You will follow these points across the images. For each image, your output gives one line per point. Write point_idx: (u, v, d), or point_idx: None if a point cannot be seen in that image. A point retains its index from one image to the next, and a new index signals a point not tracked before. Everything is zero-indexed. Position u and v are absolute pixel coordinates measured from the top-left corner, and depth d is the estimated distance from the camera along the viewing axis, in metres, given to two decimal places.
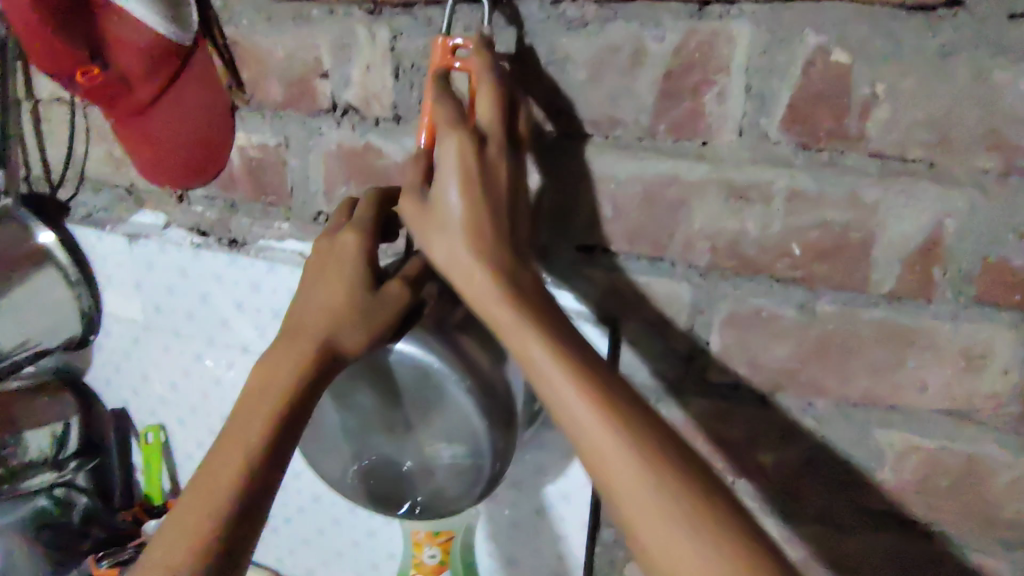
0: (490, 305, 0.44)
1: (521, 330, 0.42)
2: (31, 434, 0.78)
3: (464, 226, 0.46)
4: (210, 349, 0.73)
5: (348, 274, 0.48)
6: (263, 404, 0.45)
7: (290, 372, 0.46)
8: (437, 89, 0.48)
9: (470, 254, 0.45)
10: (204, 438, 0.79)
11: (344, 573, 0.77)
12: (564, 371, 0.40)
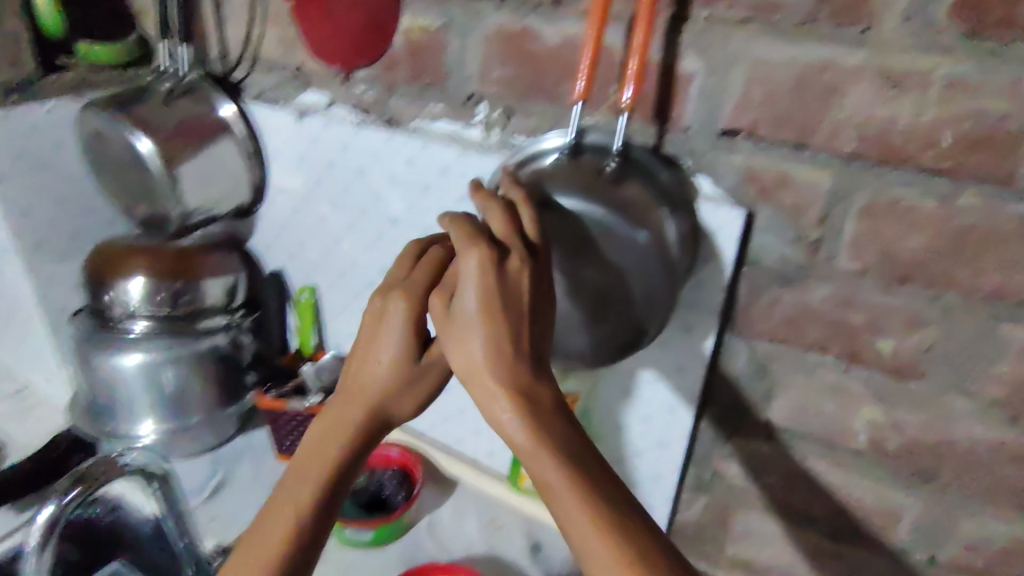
0: (512, 422, 0.45)
1: (545, 455, 0.43)
2: (212, 284, 0.87)
3: (486, 339, 0.46)
4: (364, 220, 0.81)
5: (392, 352, 0.50)
6: (307, 482, 0.48)
7: (338, 441, 0.49)
8: (450, 217, 0.49)
9: (489, 364, 0.45)
10: (351, 301, 0.88)
11: (464, 429, 0.87)
12: (579, 500, 0.41)
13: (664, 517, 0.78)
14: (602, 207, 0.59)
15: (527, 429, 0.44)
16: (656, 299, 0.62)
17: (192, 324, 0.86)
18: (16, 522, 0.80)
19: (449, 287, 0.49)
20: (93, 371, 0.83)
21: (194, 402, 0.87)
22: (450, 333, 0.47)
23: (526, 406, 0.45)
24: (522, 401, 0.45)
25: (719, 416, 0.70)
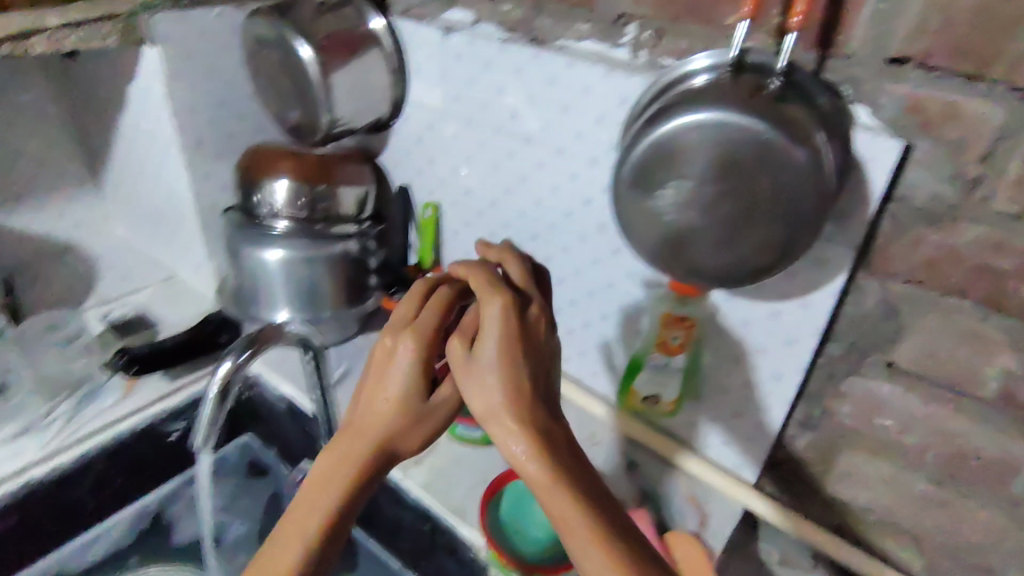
0: (524, 460, 0.46)
1: (556, 491, 0.44)
2: (346, 192, 0.92)
3: (502, 377, 0.48)
4: (497, 138, 0.83)
5: (398, 387, 0.50)
6: (312, 515, 0.46)
7: (339, 483, 0.47)
8: (470, 270, 0.54)
9: (504, 402, 0.48)
10: (472, 220, 0.92)
11: (569, 350, 0.90)
12: (588, 526, 0.42)
13: (763, 450, 0.79)
14: (755, 122, 0.52)
15: (540, 464, 0.45)
16: (811, 224, 0.55)
17: (325, 228, 0.91)
18: (170, 388, 0.87)
19: (464, 332, 0.52)
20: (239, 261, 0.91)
21: (320, 301, 0.93)
22: (466, 371, 0.50)
23: (541, 442, 0.46)
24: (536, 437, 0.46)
25: (838, 355, 0.71)
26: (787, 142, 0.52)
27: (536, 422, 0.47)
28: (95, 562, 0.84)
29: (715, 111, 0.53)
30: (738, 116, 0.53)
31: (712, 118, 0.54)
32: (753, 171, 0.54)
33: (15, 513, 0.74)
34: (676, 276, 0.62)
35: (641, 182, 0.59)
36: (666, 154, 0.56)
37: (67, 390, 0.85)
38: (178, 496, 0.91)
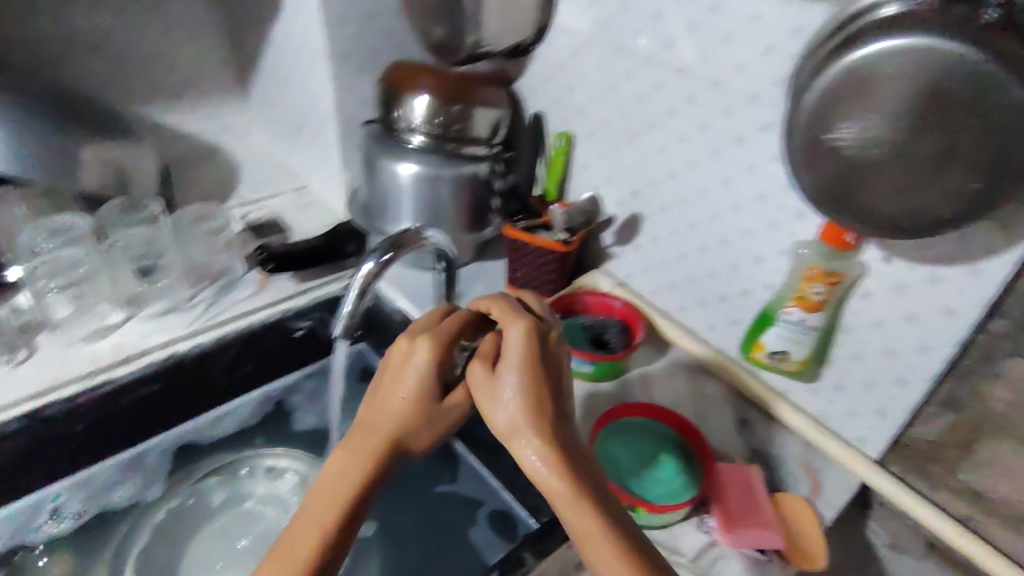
0: (542, 472, 0.50)
1: (573, 503, 0.49)
2: (482, 113, 0.90)
3: (522, 397, 0.52)
4: (646, 69, 0.79)
5: (416, 391, 0.53)
6: (337, 497, 0.50)
7: (363, 469, 0.51)
8: (493, 297, 0.58)
9: (524, 420, 0.51)
10: (605, 153, 0.90)
11: (689, 298, 0.87)
12: (603, 535, 0.48)
13: (893, 426, 0.74)
14: (954, 49, 0.47)
15: (553, 470, 0.50)
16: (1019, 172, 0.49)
17: (456, 150, 0.92)
18: (299, 289, 0.93)
19: (487, 347, 0.56)
20: (373, 174, 0.94)
21: (445, 220, 0.94)
22: (483, 384, 0.53)
23: (557, 458, 0.50)
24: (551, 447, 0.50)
25: (1003, 334, 0.63)
26: (993, 70, 0.47)
27: (553, 434, 0.51)
28: (222, 437, 0.86)
29: (908, 39, 0.49)
30: (936, 43, 0.48)
31: (902, 48, 0.49)
32: (943, 109, 0.49)
33: (162, 382, 0.82)
34: (849, 225, 0.58)
35: (820, 121, 0.55)
36: (843, 93, 0.53)
37: (211, 279, 0.92)
38: (299, 389, 0.92)
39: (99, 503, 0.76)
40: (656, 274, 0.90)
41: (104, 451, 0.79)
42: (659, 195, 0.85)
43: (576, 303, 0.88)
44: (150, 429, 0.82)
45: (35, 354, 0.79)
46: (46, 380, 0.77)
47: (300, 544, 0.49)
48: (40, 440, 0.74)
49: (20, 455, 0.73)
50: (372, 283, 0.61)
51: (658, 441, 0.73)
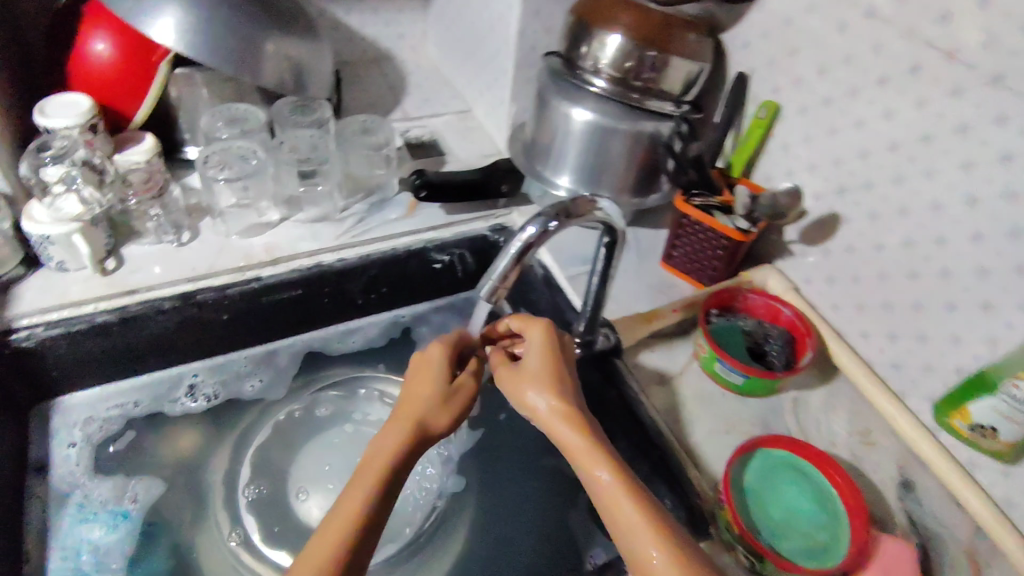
0: (563, 433, 0.54)
1: (590, 453, 0.53)
2: (677, 64, 0.79)
3: (544, 371, 0.58)
4: (902, 43, 0.64)
5: (441, 384, 0.59)
6: (371, 482, 0.51)
7: (394, 451, 0.53)
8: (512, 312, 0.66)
9: (546, 385, 0.57)
10: (815, 135, 0.76)
11: (876, 327, 0.74)
12: (618, 476, 0.51)
13: None
14: None
15: (569, 431, 0.54)
16: None
17: (641, 102, 0.80)
18: (445, 222, 0.91)
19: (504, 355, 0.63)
20: (545, 113, 0.86)
21: (607, 178, 0.86)
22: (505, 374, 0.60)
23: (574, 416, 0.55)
24: (565, 408, 0.55)
25: None
26: None
27: (566, 395, 0.56)
28: (351, 350, 0.89)
29: None
30: None
31: None
32: None
33: (305, 289, 0.83)
34: None
35: None
36: None
37: (363, 195, 0.91)
38: (427, 320, 0.93)
39: (230, 389, 0.82)
40: (840, 288, 0.77)
41: (242, 343, 0.84)
42: (871, 199, 0.71)
43: (736, 300, 0.78)
44: (285, 331, 0.86)
45: (197, 238, 0.83)
46: (203, 267, 0.80)
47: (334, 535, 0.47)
48: (191, 320, 0.78)
49: (173, 328, 0.78)
50: (530, 252, 0.56)
51: (801, 478, 0.64)
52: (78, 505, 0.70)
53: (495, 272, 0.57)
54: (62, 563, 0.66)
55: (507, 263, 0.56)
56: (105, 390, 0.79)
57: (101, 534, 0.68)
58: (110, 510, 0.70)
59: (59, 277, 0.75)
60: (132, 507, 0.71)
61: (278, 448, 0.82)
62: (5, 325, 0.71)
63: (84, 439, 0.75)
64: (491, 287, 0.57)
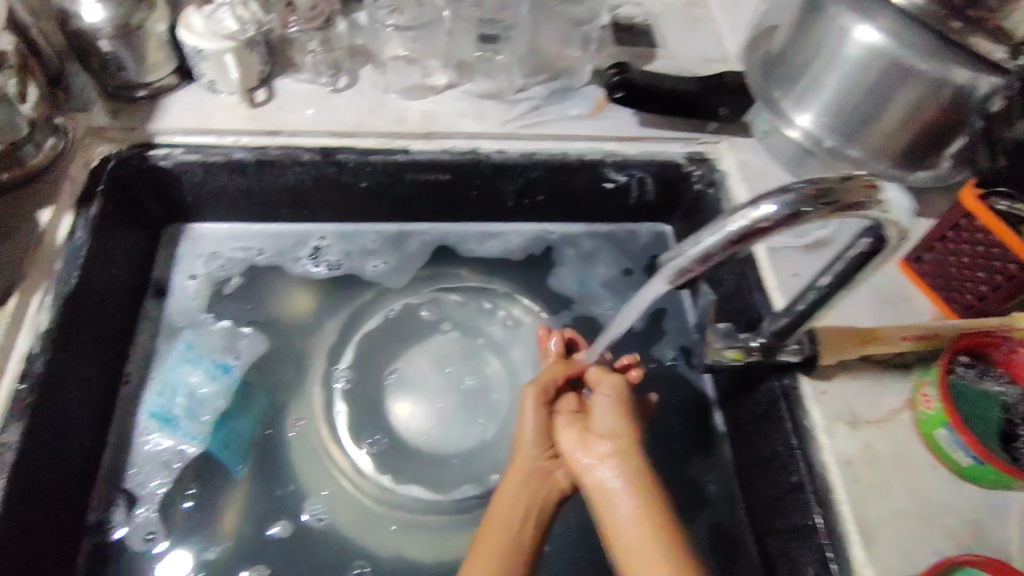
0: (609, 492, 0.52)
1: (630, 517, 0.50)
2: None
3: (610, 433, 0.56)
4: None
5: (535, 438, 0.59)
6: (493, 541, 0.52)
7: (513, 514, 0.54)
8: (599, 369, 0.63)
9: (608, 448, 0.55)
10: None
11: None
12: (653, 544, 0.48)
13: None
14: None
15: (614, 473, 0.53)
16: None
17: (963, 37, 0.54)
18: (635, 135, 0.73)
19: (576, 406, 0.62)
20: (812, 22, 0.62)
21: (865, 134, 0.63)
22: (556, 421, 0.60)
23: (625, 478, 0.52)
24: (622, 472, 0.53)
25: None
26: None
27: (624, 455, 0.54)
28: (487, 255, 0.78)
29: None
30: None
31: None
32: None
33: (453, 175, 0.71)
34: None
35: None
36: None
37: (546, 77, 0.75)
38: (579, 244, 0.80)
39: (354, 263, 0.76)
40: None
41: (375, 216, 0.76)
42: None
43: (997, 348, 0.56)
44: (422, 216, 0.77)
45: (355, 86, 0.72)
46: (351, 122, 0.70)
47: None
48: (328, 180, 0.70)
49: (308, 183, 0.70)
50: (758, 238, 0.39)
51: None
52: (184, 343, 0.69)
53: (696, 245, 0.40)
54: (157, 398, 0.66)
55: (718, 242, 0.39)
56: (235, 229, 0.75)
57: (197, 381, 0.67)
58: (212, 360, 0.69)
59: (207, 97, 0.69)
60: (233, 361, 0.69)
61: (393, 339, 0.74)
62: (147, 141, 0.66)
63: (205, 276, 0.73)
64: (684, 264, 0.40)
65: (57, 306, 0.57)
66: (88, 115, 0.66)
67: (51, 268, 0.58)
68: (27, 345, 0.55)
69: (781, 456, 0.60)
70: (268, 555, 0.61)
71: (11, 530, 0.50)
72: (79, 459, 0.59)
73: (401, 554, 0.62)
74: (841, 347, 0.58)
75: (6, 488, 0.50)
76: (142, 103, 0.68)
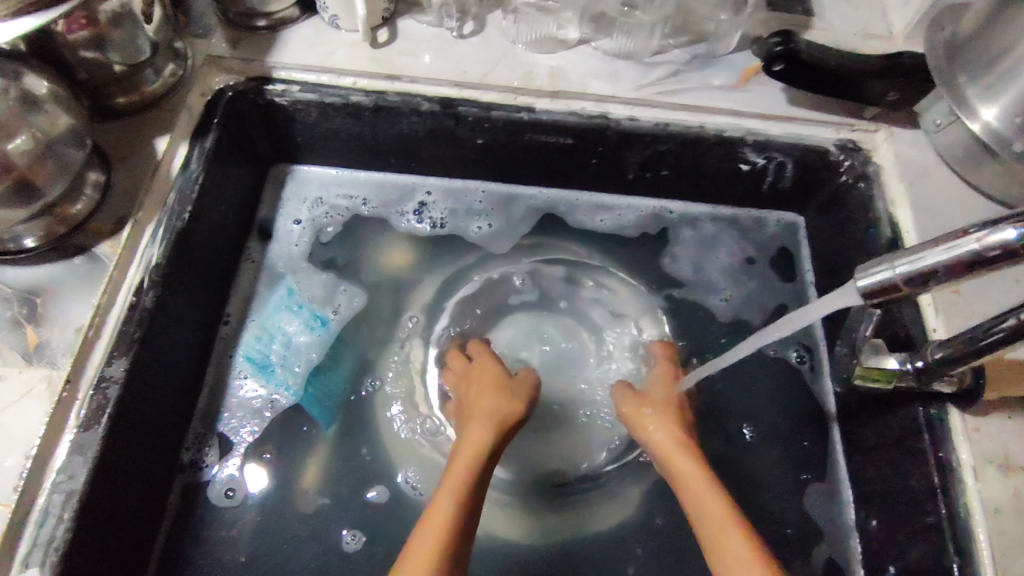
0: (670, 454, 0.57)
1: (695, 478, 0.55)
2: None
3: (667, 409, 0.61)
4: None
5: (498, 374, 0.62)
6: (464, 452, 0.54)
7: (486, 430, 0.56)
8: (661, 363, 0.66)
9: (656, 424, 0.60)
10: None
11: None
12: (716, 500, 0.52)
13: None
14: None
15: (666, 442, 0.58)
16: None
17: None
18: (782, 114, 0.66)
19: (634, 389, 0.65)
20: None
21: None
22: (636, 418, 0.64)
23: (688, 447, 0.57)
24: (677, 441, 0.58)
25: None
26: None
27: (676, 428, 0.59)
28: (597, 228, 0.73)
29: None
30: None
31: None
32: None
33: (576, 139, 0.66)
34: None
35: None
36: None
37: (690, 39, 0.67)
38: (698, 228, 0.73)
39: (459, 223, 0.72)
40: None
41: (486, 175, 0.71)
42: None
43: None
44: (534, 179, 0.72)
45: (481, 34, 0.67)
46: (473, 73, 0.65)
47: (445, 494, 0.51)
48: (442, 132, 0.65)
49: (422, 134, 0.66)
50: (990, 265, 0.34)
51: None
52: (283, 290, 0.67)
53: (907, 262, 0.36)
54: (254, 343, 0.65)
55: (941, 264, 0.35)
56: (341, 175, 0.72)
57: (294, 330, 0.66)
58: (311, 311, 0.67)
59: (329, 33, 0.65)
60: (331, 313, 0.67)
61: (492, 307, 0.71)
62: (265, 74, 0.63)
63: (308, 222, 0.70)
64: (889, 280, 0.37)
65: (169, 240, 0.55)
66: (208, 42, 0.63)
67: (164, 201, 0.57)
68: (137, 278, 0.53)
69: (916, 491, 0.54)
70: (354, 516, 0.60)
71: (110, 466, 0.50)
72: (177, 398, 0.59)
73: (488, 532, 0.61)
74: (1008, 384, 0.51)
75: (109, 424, 0.49)
76: (262, 35, 0.64)
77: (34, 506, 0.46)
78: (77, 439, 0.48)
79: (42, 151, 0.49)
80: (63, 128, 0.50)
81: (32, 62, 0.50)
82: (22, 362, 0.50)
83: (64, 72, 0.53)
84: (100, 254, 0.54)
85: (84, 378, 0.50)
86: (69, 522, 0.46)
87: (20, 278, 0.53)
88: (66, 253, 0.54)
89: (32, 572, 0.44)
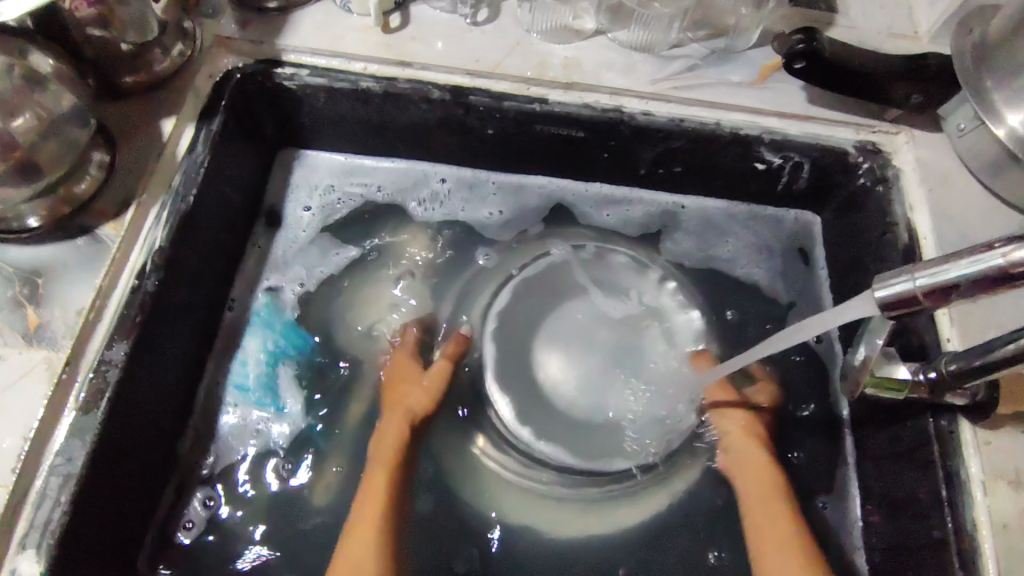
0: (748, 460, 0.61)
1: (766, 495, 0.59)
2: None
3: (752, 419, 0.63)
4: None
5: (408, 367, 0.63)
6: (384, 448, 0.59)
7: (395, 426, 0.60)
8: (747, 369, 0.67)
9: (750, 434, 0.62)
10: None
11: None
12: (790, 521, 0.57)
13: None
14: None
15: (750, 449, 0.61)
16: None
17: None
18: (801, 113, 0.64)
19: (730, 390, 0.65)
20: None
21: None
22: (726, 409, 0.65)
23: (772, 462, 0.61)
24: (761, 450, 0.61)
25: None
26: None
27: (758, 441, 0.62)
28: (608, 219, 0.72)
29: None
30: None
31: None
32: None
33: (588, 132, 0.64)
34: None
35: None
36: None
37: (709, 33, 0.65)
38: (710, 223, 0.72)
39: (472, 214, 0.71)
40: None
41: (496, 164, 0.70)
42: None
43: None
44: (545, 172, 0.71)
45: (495, 21, 0.65)
46: (486, 61, 0.63)
47: (367, 493, 0.56)
48: (453, 121, 0.64)
49: (433, 122, 0.65)
50: (1015, 282, 0.33)
51: None
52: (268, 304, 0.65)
53: (927, 273, 0.35)
54: (241, 367, 0.63)
55: (964, 279, 0.34)
56: (353, 162, 0.71)
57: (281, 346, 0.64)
58: (297, 329, 0.65)
59: (340, 17, 0.64)
60: (312, 294, 0.66)
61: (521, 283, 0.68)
62: (273, 57, 0.62)
63: (319, 208, 0.69)
64: (909, 292, 0.36)
65: (173, 223, 0.55)
66: (216, 23, 0.62)
67: (170, 183, 0.56)
68: (141, 261, 0.53)
69: (923, 504, 0.53)
70: None
71: (109, 450, 0.50)
72: (178, 384, 0.58)
73: (499, 525, 0.60)
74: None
75: (108, 407, 0.49)
76: (272, 16, 0.63)
77: (32, 487, 0.46)
78: (76, 422, 0.48)
79: (46, 130, 0.48)
80: (68, 107, 0.49)
81: (38, 40, 0.49)
82: (22, 343, 0.49)
83: (71, 50, 0.53)
84: (103, 235, 0.53)
85: (84, 359, 0.49)
86: (66, 505, 0.46)
87: (22, 258, 0.52)
88: (69, 234, 0.53)
89: (29, 553, 0.44)
